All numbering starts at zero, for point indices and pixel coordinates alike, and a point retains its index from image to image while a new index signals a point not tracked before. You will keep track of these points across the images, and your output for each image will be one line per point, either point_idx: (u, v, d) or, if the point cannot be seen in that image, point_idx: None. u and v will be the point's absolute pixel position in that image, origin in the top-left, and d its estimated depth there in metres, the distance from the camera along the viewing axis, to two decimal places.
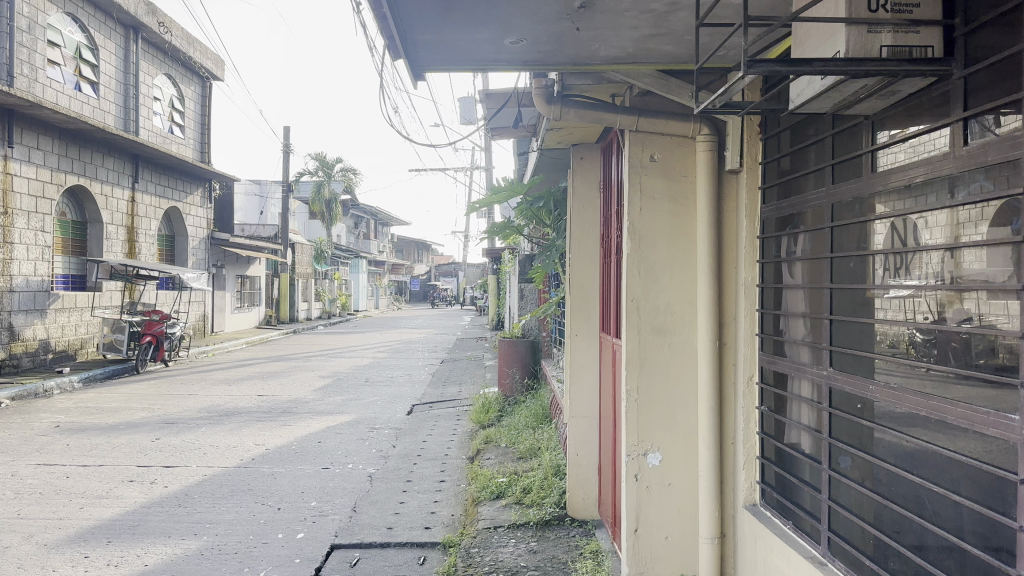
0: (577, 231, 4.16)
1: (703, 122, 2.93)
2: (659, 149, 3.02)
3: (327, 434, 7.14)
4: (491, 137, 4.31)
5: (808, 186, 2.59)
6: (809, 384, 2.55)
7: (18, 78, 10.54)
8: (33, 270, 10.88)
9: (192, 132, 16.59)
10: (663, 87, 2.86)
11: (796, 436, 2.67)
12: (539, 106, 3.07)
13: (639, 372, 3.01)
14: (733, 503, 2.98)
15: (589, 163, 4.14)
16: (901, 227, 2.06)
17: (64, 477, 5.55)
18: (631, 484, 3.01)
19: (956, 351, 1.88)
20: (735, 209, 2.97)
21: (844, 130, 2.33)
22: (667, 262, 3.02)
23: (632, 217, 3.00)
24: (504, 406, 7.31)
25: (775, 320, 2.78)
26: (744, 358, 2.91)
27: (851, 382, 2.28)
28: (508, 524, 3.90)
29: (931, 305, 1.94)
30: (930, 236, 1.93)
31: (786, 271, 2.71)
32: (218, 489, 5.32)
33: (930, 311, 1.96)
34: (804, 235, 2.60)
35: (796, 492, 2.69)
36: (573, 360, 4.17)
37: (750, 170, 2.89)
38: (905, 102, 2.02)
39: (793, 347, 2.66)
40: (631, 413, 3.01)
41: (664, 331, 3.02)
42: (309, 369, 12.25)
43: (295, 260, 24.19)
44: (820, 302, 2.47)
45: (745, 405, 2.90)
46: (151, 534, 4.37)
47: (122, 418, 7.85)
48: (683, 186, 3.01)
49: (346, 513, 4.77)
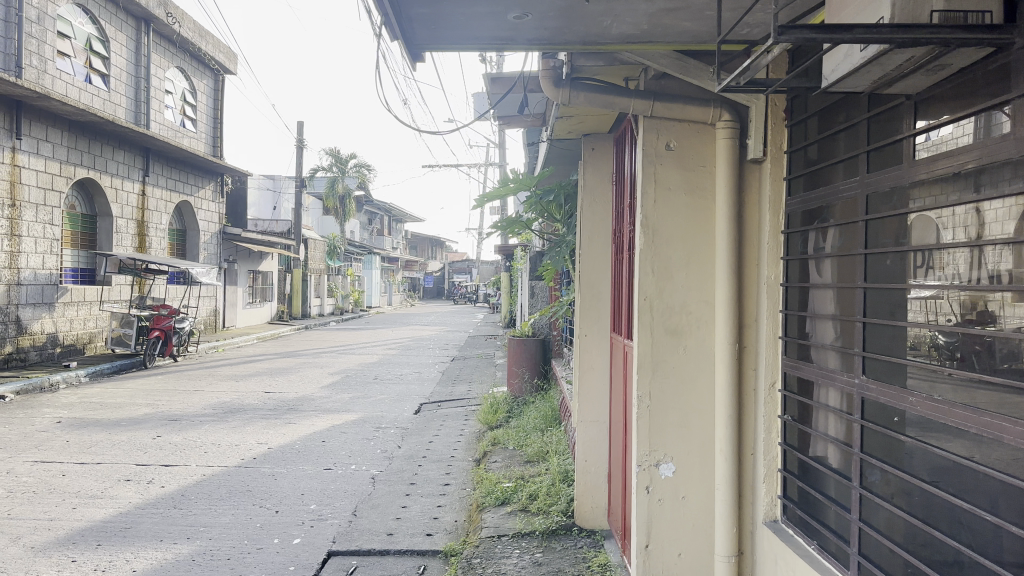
0: (587, 226, 3.95)
1: (724, 107, 2.72)
2: (675, 137, 2.80)
3: (332, 433, 6.98)
4: (498, 126, 4.10)
5: (837, 177, 2.39)
6: (838, 393, 2.34)
7: (27, 69, 10.47)
8: (41, 263, 10.80)
9: (204, 126, 16.50)
10: (679, 69, 2.66)
11: (823, 449, 2.46)
12: (547, 89, 2.86)
13: (652, 377, 2.79)
14: (752, 518, 2.77)
15: (601, 154, 3.93)
16: (943, 220, 1.85)
17: (60, 475, 5.40)
18: (642, 497, 2.80)
19: (978, 355, 1.74)
20: (758, 202, 2.76)
21: (881, 116, 2.12)
22: (684, 258, 2.80)
23: (646, 209, 2.78)
24: (513, 406, 7.11)
25: (800, 322, 2.58)
26: (766, 363, 2.70)
27: (885, 393, 2.05)
28: (512, 533, 3.70)
29: (954, 306, 1.79)
30: (954, 235, 1.79)
31: (813, 270, 2.50)
32: (216, 490, 5.16)
33: (952, 313, 1.81)
34: (833, 229, 2.39)
35: (822, 509, 2.48)
36: (582, 361, 3.95)
37: (773, 161, 2.70)
38: (955, 78, 1.81)
39: (820, 351, 2.45)
40: (643, 421, 2.79)
41: (680, 331, 2.80)
42: (319, 366, 12.11)
43: (308, 256, 24.09)
44: (852, 303, 2.25)
45: (767, 414, 2.70)
46: (142, 537, 4.20)
47: (125, 414, 7.72)
48: (701, 178, 2.80)
49: (345, 517, 4.59)
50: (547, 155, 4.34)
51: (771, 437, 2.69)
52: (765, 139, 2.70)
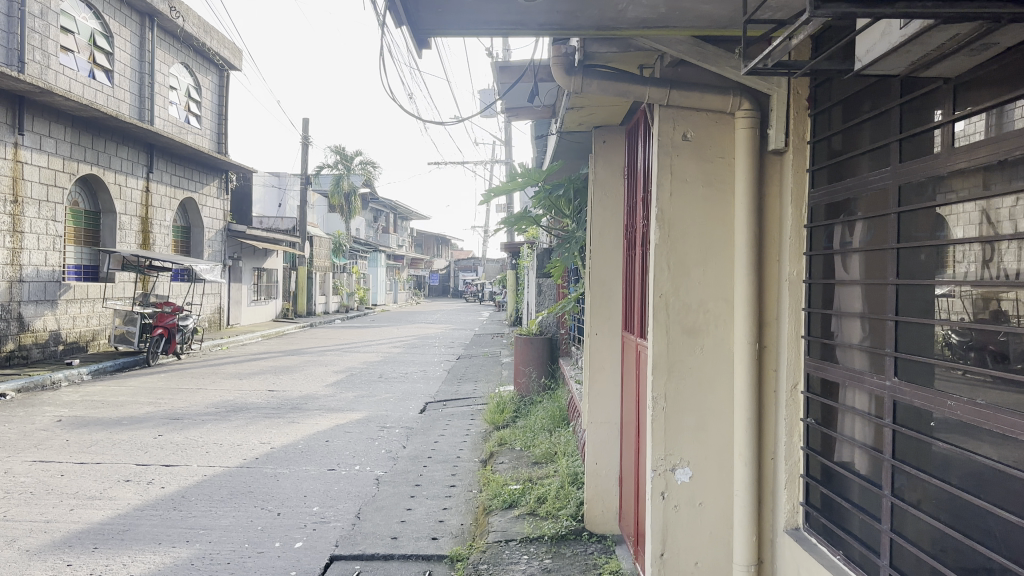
0: (598, 221, 3.83)
1: (744, 95, 2.59)
2: (692, 127, 2.68)
3: (336, 432, 6.87)
4: (506, 118, 3.99)
5: (864, 168, 2.27)
6: (867, 396, 2.22)
7: (29, 64, 10.39)
8: (44, 260, 10.73)
9: (209, 122, 16.42)
10: (698, 55, 2.54)
11: (849, 454, 2.34)
12: (558, 76, 2.74)
13: (668, 378, 2.67)
14: (772, 525, 2.65)
15: (613, 147, 3.79)
16: (987, 213, 1.73)
17: (59, 475, 5.31)
18: (657, 503, 2.67)
19: (992, 353, 1.72)
20: (780, 194, 2.63)
21: (913, 102, 2.00)
22: (701, 254, 2.67)
23: (661, 202, 2.66)
24: (520, 405, 6.99)
25: (824, 321, 2.46)
26: (788, 364, 2.58)
27: (920, 396, 1.92)
28: (521, 538, 3.58)
29: (967, 305, 1.81)
30: (962, 233, 1.81)
31: (838, 265, 2.38)
32: (216, 491, 5.06)
33: (965, 311, 1.82)
34: (861, 223, 2.26)
35: (846, 517, 2.36)
36: (592, 360, 3.83)
37: (795, 152, 2.58)
38: (998, 59, 1.69)
39: (846, 351, 2.33)
40: (659, 423, 2.67)
41: (697, 330, 2.67)
42: (324, 364, 12.00)
43: (313, 253, 24.00)
44: (882, 302, 2.12)
45: (789, 417, 2.58)
46: (140, 540, 4.10)
47: (126, 413, 7.63)
48: (719, 169, 2.67)
49: (348, 520, 4.48)
50: (556, 149, 4.21)
51: (793, 441, 2.57)
52: (787, 128, 2.58)
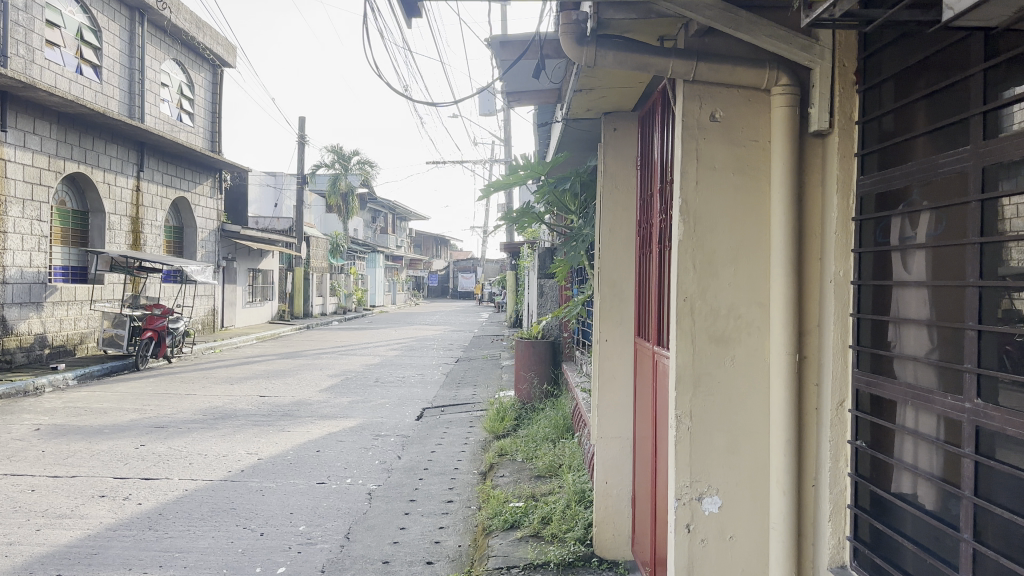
0: (610, 217, 3.49)
1: (782, 69, 2.28)
2: (721, 106, 2.34)
3: (327, 442, 6.52)
4: (508, 104, 3.68)
5: (926, 149, 1.94)
6: (937, 419, 1.87)
7: (13, 59, 10.06)
8: (28, 261, 10.38)
9: (202, 120, 16.08)
10: (729, 22, 2.20)
11: (908, 484, 1.99)
12: (568, 50, 2.41)
13: (695, 396, 2.33)
14: (813, 562, 2.32)
15: (625, 136, 3.45)
16: None
17: (29, 490, 4.96)
18: (680, 536, 2.33)
19: (1013, 355, 1.61)
20: (822, 183, 2.30)
21: (999, 69, 1.69)
22: (731, 251, 2.33)
23: (686, 193, 2.32)
24: (521, 413, 6.65)
25: (877, 328, 2.13)
26: (833, 377, 2.25)
27: (1011, 422, 1.58)
28: (524, 564, 3.22)
29: (1008, 300, 1.62)
30: (1006, 225, 1.65)
31: (895, 263, 2.04)
32: (196, 508, 4.71)
33: (1009, 305, 1.63)
34: (925, 214, 1.93)
35: (901, 556, 2.02)
36: (602, 371, 3.48)
37: (842, 134, 2.25)
38: None
39: (904, 364, 2.00)
40: (683, 446, 2.33)
41: (727, 338, 2.33)
42: (318, 368, 11.65)
43: (310, 254, 23.62)
44: (959, 307, 1.79)
45: (834, 438, 2.25)
46: (109, 565, 3.76)
47: (109, 421, 7.28)
48: (751, 153, 2.34)
49: (337, 541, 4.13)
50: (561, 138, 3.88)
51: (839, 466, 2.24)
52: (832, 107, 2.25)
